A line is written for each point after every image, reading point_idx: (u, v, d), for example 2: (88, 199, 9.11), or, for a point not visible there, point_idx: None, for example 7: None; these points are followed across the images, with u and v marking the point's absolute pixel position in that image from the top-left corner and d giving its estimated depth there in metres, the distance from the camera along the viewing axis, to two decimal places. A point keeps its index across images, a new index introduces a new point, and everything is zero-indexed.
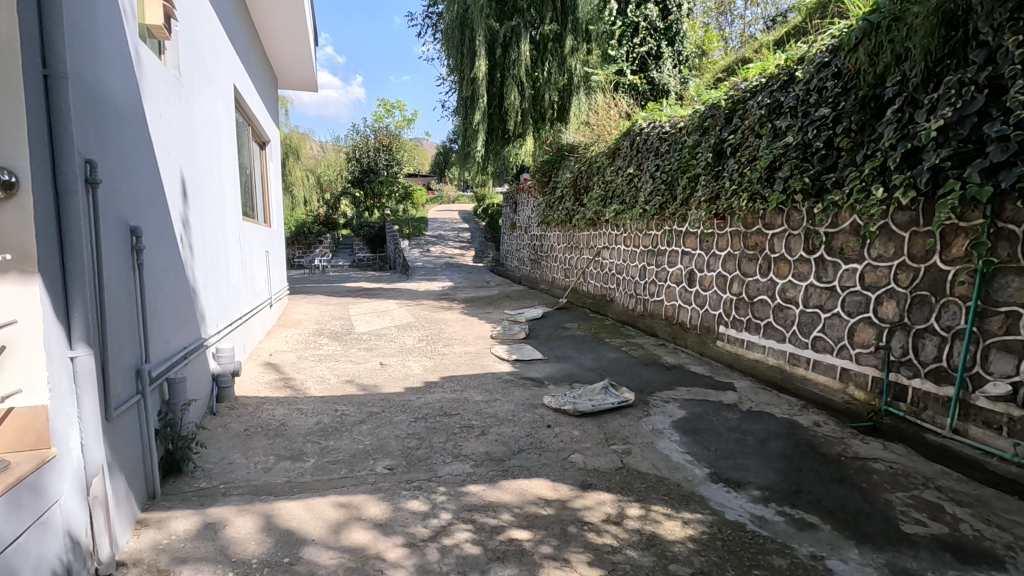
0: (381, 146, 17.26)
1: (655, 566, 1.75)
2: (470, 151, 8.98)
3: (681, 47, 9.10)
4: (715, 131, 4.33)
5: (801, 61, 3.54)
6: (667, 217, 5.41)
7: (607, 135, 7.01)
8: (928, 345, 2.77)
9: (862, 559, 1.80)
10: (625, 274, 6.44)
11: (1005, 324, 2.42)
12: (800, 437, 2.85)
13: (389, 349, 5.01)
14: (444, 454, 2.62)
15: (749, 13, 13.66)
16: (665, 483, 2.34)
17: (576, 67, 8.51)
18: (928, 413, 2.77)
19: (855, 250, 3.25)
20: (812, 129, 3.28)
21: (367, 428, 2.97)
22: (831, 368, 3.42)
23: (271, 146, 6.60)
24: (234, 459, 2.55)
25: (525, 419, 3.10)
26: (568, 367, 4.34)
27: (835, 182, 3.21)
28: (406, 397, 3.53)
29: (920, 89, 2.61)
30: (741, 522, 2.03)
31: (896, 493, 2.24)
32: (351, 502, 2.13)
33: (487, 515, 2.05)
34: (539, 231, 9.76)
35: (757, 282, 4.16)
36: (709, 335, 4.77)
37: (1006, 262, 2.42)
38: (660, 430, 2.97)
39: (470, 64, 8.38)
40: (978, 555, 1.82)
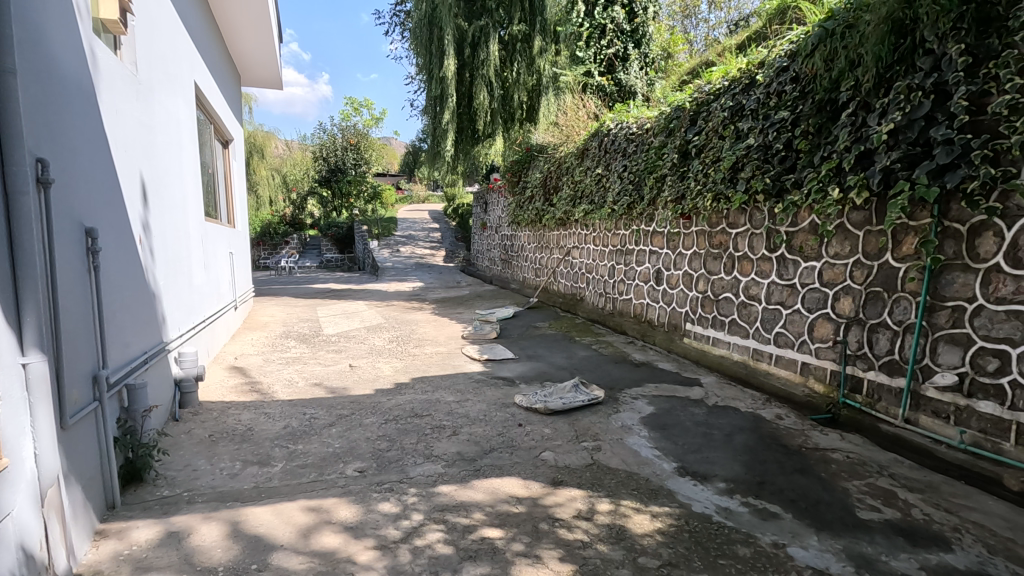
0: (349, 144, 17.02)
1: (625, 560, 1.79)
2: (440, 151, 8.94)
3: (648, 51, 9.07)
4: (680, 133, 4.43)
5: (761, 65, 3.64)
6: (635, 217, 5.50)
7: (575, 135, 7.07)
8: (882, 339, 2.90)
9: (821, 545, 1.87)
10: (594, 273, 6.52)
11: (952, 318, 2.55)
12: (763, 429, 2.94)
13: (359, 351, 4.95)
14: (415, 455, 2.61)
15: (713, 17, 13.98)
16: (634, 478, 2.38)
17: (546, 67, 8.71)
18: (882, 404, 2.89)
19: (813, 248, 3.37)
20: (772, 131, 3.39)
21: (336, 430, 2.94)
22: (793, 363, 3.54)
23: (235, 144, 6.45)
24: (198, 465, 2.49)
25: (496, 419, 3.12)
26: (539, 365, 4.38)
27: (794, 182, 3.32)
28: (376, 399, 3.50)
29: (872, 94, 2.72)
30: (707, 513, 2.08)
31: (852, 481, 2.33)
32: (321, 506, 2.11)
33: (459, 514, 2.06)
34: (509, 231, 9.79)
35: (721, 280, 4.27)
36: (677, 332, 4.87)
37: (952, 259, 2.54)
38: (630, 426, 3.02)
39: (438, 63, 8.34)
40: (928, 538, 1.91)
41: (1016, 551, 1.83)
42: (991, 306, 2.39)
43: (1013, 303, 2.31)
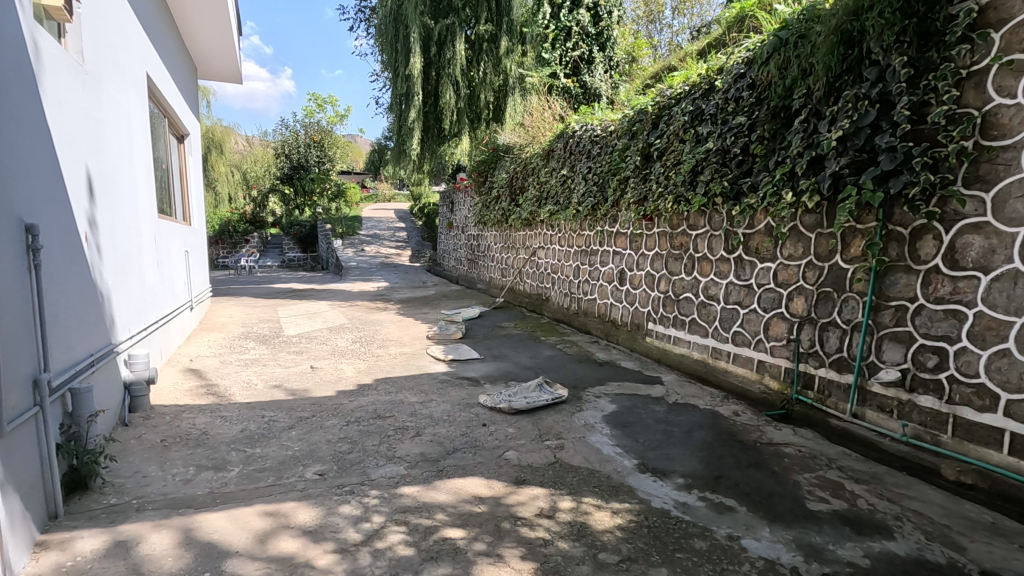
0: (312, 141, 16.66)
1: (586, 556, 1.81)
2: (405, 149, 8.86)
3: (612, 53, 9.51)
4: (643, 135, 4.51)
5: (720, 71, 3.74)
6: (599, 218, 5.57)
7: (541, 136, 7.11)
8: (832, 337, 3.02)
9: (773, 537, 1.94)
10: (559, 274, 6.58)
11: (895, 317, 2.67)
12: (721, 426, 3.02)
13: (321, 352, 4.86)
14: (377, 456, 2.58)
15: (677, 23, 14.32)
16: (596, 476, 2.42)
17: (512, 68, 8.55)
18: (832, 400, 3.01)
19: (768, 250, 3.49)
20: (730, 136, 3.49)
21: (296, 433, 2.87)
22: (749, 361, 3.65)
23: (190, 139, 6.23)
24: (149, 472, 2.40)
25: (460, 419, 3.11)
26: (504, 365, 4.38)
27: (750, 186, 3.42)
28: (338, 401, 3.45)
29: (823, 102, 2.82)
30: (665, 508, 2.13)
31: (803, 474, 2.42)
32: (279, 510, 2.07)
33: (421, 516, 2.05)
34: (475, 231, 9.77)
35: (682, 280, 4.37)
36: (639, 332, 4.96)
37: (895, 261, 2.67)
38: (593, 424, 3.06)
39: (404, 61, 8.26)
40: (872, 526, 2.00)
41: (951, 536, 1.94)
42: (930, 305, 2.52)
43: (950, 302, 2.44)
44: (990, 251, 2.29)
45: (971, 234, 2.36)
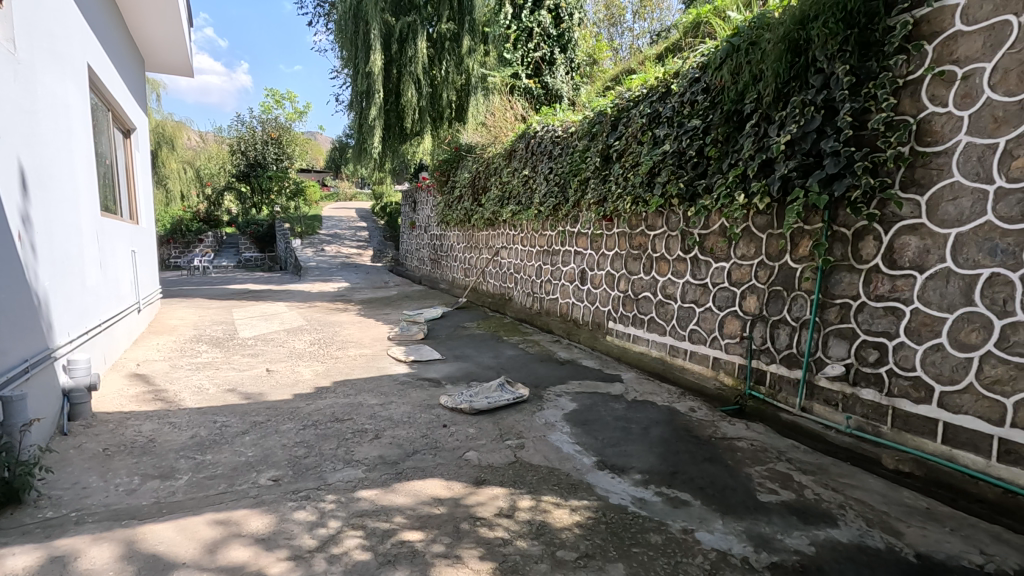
0: (269, 138, 16.21)
1: (544, 554, 1.82)
2: (366, 147, 8.72)
3: (573, 55, 9.61)
4: (602, 137, 4.58)
5: (676, 75, 3.83)
6: (561, 218, 5.62)
7: (503, 136, 7.12)
8: (783, 334, 3.13)
9: (726, 529, 2.00)
10: (522, 273, 6.60)
11: (840, 314, 2.80)
12: (677, 422, 3.10)
13: (277, 354, 4.74)
14: (335, 460, 2.54)
15: (638, 26, 14.60)
16: (555, 474, 2.44)
17: (474, 67, 8.55)
18: (782, 395, 3.13)
19: (722, 250, 3.59)
20: (686, 138, 3.57)
21: (250, 438, 2.79)
22: (705, 358, 3.74)
23: (138, 134, 5.96)
24: (89, 483, 2.28)
25: (420, 420, 3.09)
26: (466, 366, 4.37)
27: (705, 187, 3.52)
28: (295, 404, 3.37)
29: (772, 107, 2.92)
30: (623, 504, 2.17)
31: (755, 467, 2.51)
32: (229, 518, 2.00)
33: (379, 519, 2.02)
34: (438, 230, 9.71)
35: (641, 280, 4.45)
36: (600, 330, 5.02)
37: (840, 260, 2.79)
38: (553, 423, 3.08)
39: (365, 58, 8.12)
40: (818, 515, 2.09)
41: (890, 522, 2.04)
42: (872, 303, 2.64)
43: (890, 299, 2.56)
44: (925, 251, 2.42)
45: (908, 235, 2.49)
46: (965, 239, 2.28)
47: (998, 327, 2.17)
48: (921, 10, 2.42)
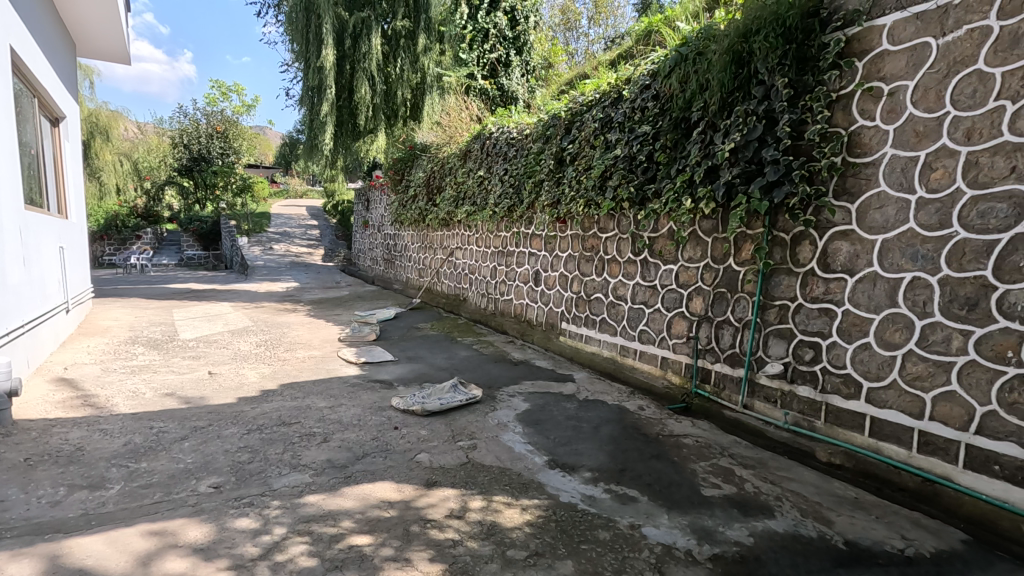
0: (215, 131, 15.53)
1: (495, 554, 1.83)
2: (317, 144, 8.51)
3: (529, 57, 9.64)
4: (556, 140, 4.64)
5: (627, 81, 3.93)
6: (515, 219, 5.64)
7: (458, 136, 7.10)
8: (726, 334, 3.26)
9: (671, 523, 2.06)
10: (477, 274, 6.59)
11: (779, 315, 2.93)
12: (627, 420, 3.17)
13: (221, 357, 4.55)
14: (280, 465, 2.46)
15: (593, 32, 14.86)
16: (506, 474, 2.45)
17: (429, 66, 8.48)
18: (726, 393, 3.25)
19: (670, 252, 3.69)
20: (636, 144, 3.66)
21: (190, 444, 2.67)
22: (654, 358, 3.85)
23: (67, 123, 5.60)
24: (8, 496, 2.13)
25: (371, 423, 3.04)
26: (419, 367, 4.32)
27: (654, 192, 3.61)
28: (239, 408, 3.24)
29: (718, 116, 3.04)
30: (573, 502, 2.20)
31: (699, 463, 2.59)
32: (165, 529, 1.91)
33: (326, 524, 1.98)
34: (392, 230, 9.57)
35: (593, 281, 4.52)
36: (553, 331, 5.08)
37: (779, 264, 2.93)
38: (505, 423, 3.09)
39: (316, 53, 7.91)
40: (756, 507, 2.18)
41: (822, 512, 2.15)
42: (808, 304, 2.79)
43: (824, 301, 2.71)
44: (855, 256, 2.57)
45: (840, 240, 2.64)
46: (890, 245, 2.43)
47: (919, 327, 2.32)
48: (852, 29, 2.57)
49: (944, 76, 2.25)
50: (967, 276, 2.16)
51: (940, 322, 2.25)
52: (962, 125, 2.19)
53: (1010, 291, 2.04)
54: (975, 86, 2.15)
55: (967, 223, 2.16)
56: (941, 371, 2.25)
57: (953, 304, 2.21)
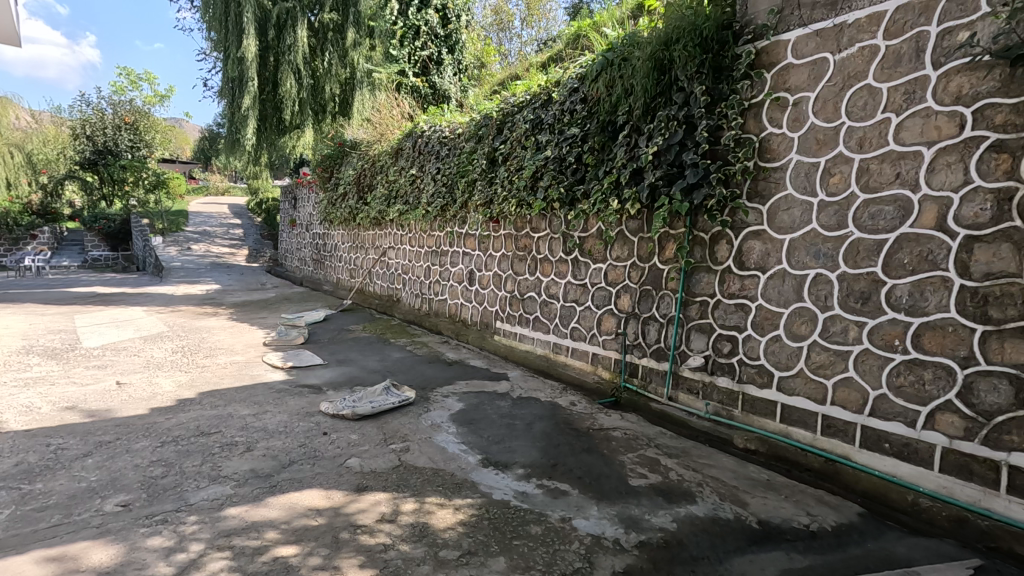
0: (123, 123, 14.37)
1: (427, 556, 1.82)
2: (239, 139, 8.10)
3: (460, 56, 9.66)
4: (489, 140, 4.67)
5: (556, 84, 4.01)
6: (449, 219, 5.61)
7: (389, 133, 6.98)
8: (652, 329, 3.40)
9: (600, 514, 2.13)
10: (410, 274, 6.50)
11: (700, 310, 3.09)
12: (559, 416, 3.23)
13: (130, 365, 4.23)
14: (198, 478, 2.32)
15: (526, 34, 15.02)
16: (440, 475, 2.44)
17: (359, 61, 8.18)
18: (652, 386, 3.39)
19: (600, 252, 3.80)
20: (565, 145, 3.74)
21: (94, 461, 2.47)
22: (585, 354, 3.95)
23: None
24: None
25: (298, 429, 2.93)
26: (349, 370, 4.21)
27: (583, 193, 3.70)
28: (152, 419, 3.03)
29: (642, 120, 3.16)
30: (505, 499, 2.22)
31: (627, 454, 2.69)
32: (65, 553, 1.76)
33: (249, 537, 1.89)
34: (321, 229, 9.25)
35: (526, 280, 4.58)
36: (488, 330, 5.10)
37: (699, 262, 3.09)
38: (439, 424, 3.07)
39: (236, 42, 7.50)
40: (679, 494, 2.29)
41: (738, 495, 2.29)
42: (725, 300, 2.96)
43: (739, 297, 2.88)
44: (766, 255, 2.75)
45: (753, 239, 2.81)
46: (796, 244, 2.62)
47: (822, 319, 2.52)
48: (761, 42, 2.76)
49: (840, 88, 2.45)
50: (861, 272, 2.37)
51: (839, 315, 2.45)
52: (856, 134, 2.39)
53: (896, 285, 2.25)
54: (866, 99, 2.36)
55: (860, 223, 2.37)
56: (840, 360, 2.45)
57: (850, 298, 2.41)
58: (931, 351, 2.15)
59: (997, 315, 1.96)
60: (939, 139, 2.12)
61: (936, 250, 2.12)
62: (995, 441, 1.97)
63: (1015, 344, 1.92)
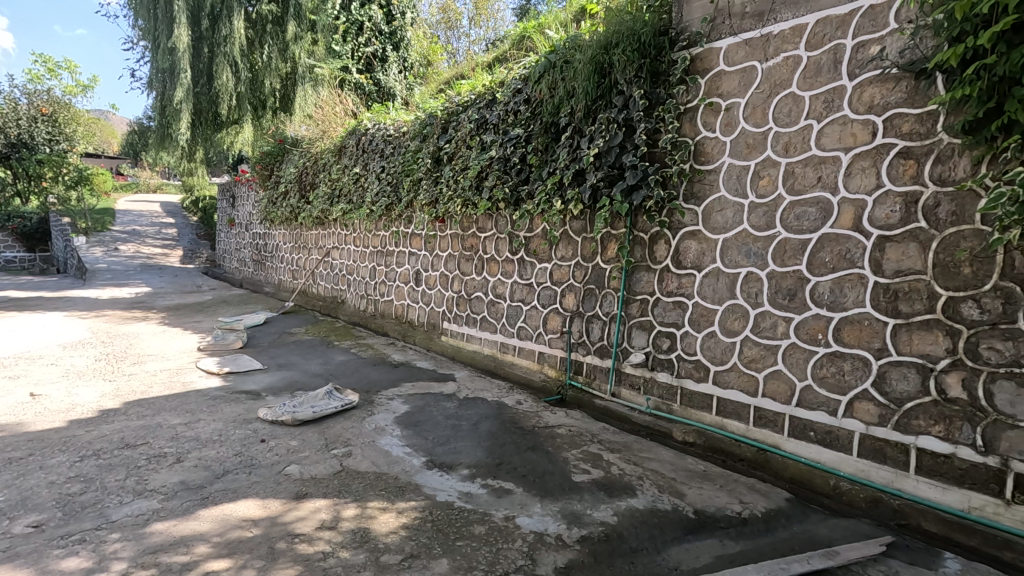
0: (39, 114, 13.21)
1: (368, 561, 1.79)
2: (171, 133, 7.70)
3: (405, 54, 9.56)
4: (433, 139, 4.64)
5: (500, 84, 4.04)
6: (394, 218, 5.53)
7: (332, 130, 6.81)
8: (596, 327, 3.46)
9: (543, 511, 2.15)
10: (355, 275, 6.36)
11: (640, 309, 3.18)
12: (505, 415, 3.25)
13: (46, 375, 3.93)
14: (121, 494, 2.19)
15: (474, 33, 14.96)
16: (383, 479, 2.40)
17: (300, 56, 7.94)
18: (596, 382, 3.45)
19: (545, 251, 3.84)
20: (509, 146, 3.77)
21: (2, 480, 2.28)
22: (531, 353, 3.98)
23: None
24: None
25: (234, 437, 2.81)
26: (290, 374, 4.07)
27: (527, 193, 3.73)
28: (70, 433, 2.84)
29: (583, 122, 3.22)
30: (449, 501, 2.21)
31: (572, 451, 2.74)
32: None
33: (176, 553, 1.80)
34: (261, 229, 8.92)
35: (473, 280, 4.57)
36: (435, 331, 5.06)
37: (639, 262, 3.18)
38: (383, 427, 3.03)
39: (167, 32, 7.13)
40: (620, 487, 2.35)
41: (676, 486, 2.37)
42: (664, 298, 3.06)
43: (677, 294, 2.98)
44: (701, 254, 2.86)
45: (689, 240, 2.92)
46: (728, 244, 2.74)
47: (753, 315, 2.64)
48: (695, 49, 2.87)
49: (768, 95, 2.58)
50: (788, 270, 2.50)
51: (768, 311, 2.58)
52: (782, 139, 2.52)
53: (819, 282, 2.39)
54: (791, 106, 2.49)
55: (787, 224, 2.50)
56: (770, 354, 2.58)
57: (778, 295, 2.54)
58: (850, 344, 2.29)
59: (906, 310, 2.12)
60: (855, 145, 2.27)
61: (853, 249, 2.27)
62: (905, 426, 2.13)
63: (921, 336, 2.08)
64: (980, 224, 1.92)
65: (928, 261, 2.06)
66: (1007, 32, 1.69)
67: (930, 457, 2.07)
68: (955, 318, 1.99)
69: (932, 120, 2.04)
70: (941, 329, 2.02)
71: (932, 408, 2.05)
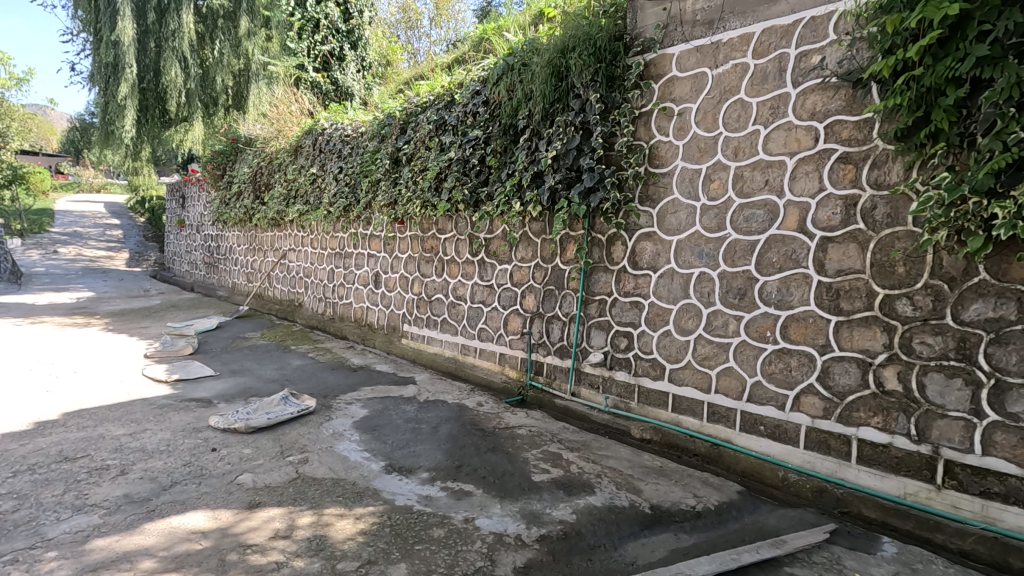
0: None
1: (323, 569, 1.75)
2: (115, 131, 7.37)
3: (363, 53, 9.39)
4: (392, 140, 4.60)
5: (459, 86, 4.04)
6: (352, 219, 5.44)
7: (287, 130, 6.64)
8: (556, 328, 3.49)
9: (503, 511, 2.16)
10: (313, 277, 6.22)
11: (599, 309, 3.23)
12: (465, 417, 3.24)
13: None
14: (59, 509, 2.08)
15: (435, 33, 14.84)
16: (341, 484, 2.36)
17: (253, 52, 7.72)
18: (556, 382, 3.48)
19: (504, 253, 3.85)
20: (468, 147, 3.77)
21: None
22: (492, 354, 3.98)
23: None
24: None
25: (183, 447, 2.71)
26: (244, 381, 3.95)
27: (487, 195, 3.74)
28: (3, 446, 2.67)
29: (541, 125, 3.25)
30: (408, 505, 2.19)
31: (532, 451, 2.75)
32: None
33: (119, 569, 1.72)
34: (213, 230, 8.63)
35: (433, 282, 4.54)
36: (395, 334, 5.00)
37: (597, 262, 3.23)
38: (341, 432, 2.97)
39: (110, 25, 6.82)
40: (578, 485, 2.38)
41: (633, 483, 2.41)
42: (621, 298, 3.11)
43: (634, 294, 3.04)
44: (657, 255, 2.93)
45: (645, 241, 2.98)
46: (682, 244, 2.81)
47: (705, 315, 2.72)
48: (649, 54, 2.93)
49: (718, 101, 2.66)
50: (738, 270, 2.59)
51: (720, 310, 2.66)
52: (732, 144, 2.61)
53: (767, 282, 2.48)
54: (739, 111, 2.58)
55: (737, 225, 2.59)
56: (721, 351, 2.66)
57: (729, 294, 2.63)
58: (796, 341, 2.39)
59: (847, 307, 2.22)
60: (799, 149, 2.37)
61: (798, 250, 2.37)
62: (847, 418, 2.23)
63: (860, 332, 2.18)
64: (912, 226, 2.04)
65: (866, 261, 2.16)
66: (933, 47, 1.81)
67: (870, 447, 2.18)
68: (890, 315, 2.10)
69: (868, 127, 2.15)
70: (879, 325, 2.13)
71: (871, 400, 2.16)
